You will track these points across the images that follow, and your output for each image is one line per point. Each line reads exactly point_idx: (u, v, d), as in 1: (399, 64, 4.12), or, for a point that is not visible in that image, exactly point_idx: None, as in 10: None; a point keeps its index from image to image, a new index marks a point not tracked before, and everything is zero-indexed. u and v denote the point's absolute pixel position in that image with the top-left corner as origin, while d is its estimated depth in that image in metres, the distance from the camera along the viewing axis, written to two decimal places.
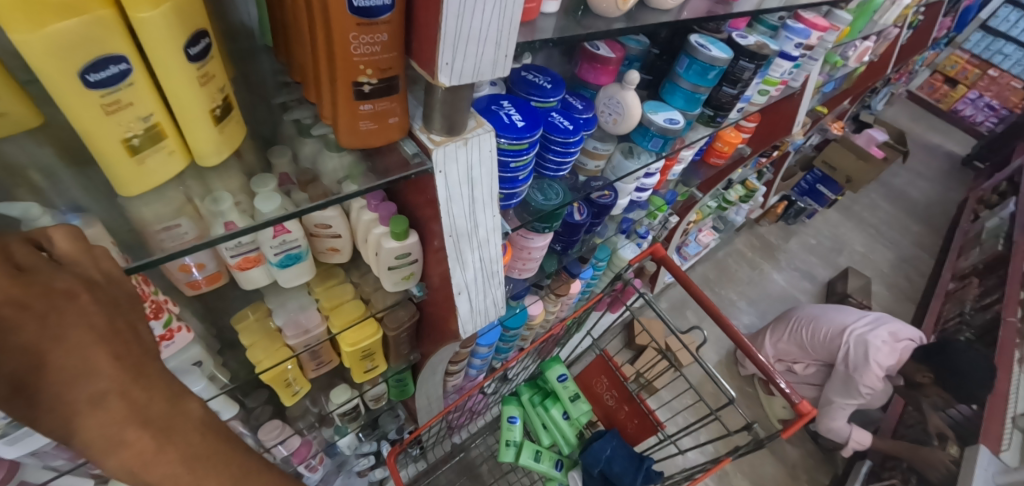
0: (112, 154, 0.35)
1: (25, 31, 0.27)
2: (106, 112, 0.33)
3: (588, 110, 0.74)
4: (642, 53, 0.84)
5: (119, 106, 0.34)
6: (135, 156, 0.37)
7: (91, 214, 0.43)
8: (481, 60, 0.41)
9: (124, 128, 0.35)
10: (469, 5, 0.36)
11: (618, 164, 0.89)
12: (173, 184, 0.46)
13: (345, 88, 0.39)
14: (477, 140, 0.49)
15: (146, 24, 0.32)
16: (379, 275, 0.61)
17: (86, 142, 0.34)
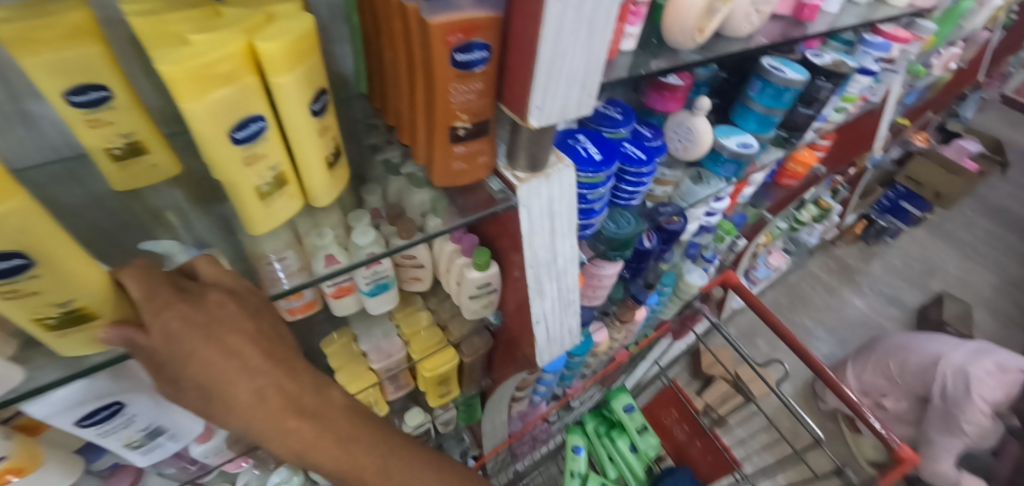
0: (246, 199, 0.40)
1: (194, 100, 0.32)
2: (245, 164, 0.37)
3: (658, 137, 0.74)
4: (711, 78, 0.83)
5: (255, 158, 0.38)
6: (265, 201, 0.41)
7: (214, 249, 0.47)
8: (568, 100, 0.43)
9: (258, 177, 0.39)
10: (559, 52, 0.38)
11: (688, 190, 0.89)
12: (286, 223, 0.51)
13: (443, 133, 0.43)
14: (559, 175, 0.51)
15: (282, 87, 0.36)
16: (459, 303, 0.63)
17: (227, 190, 0.39)
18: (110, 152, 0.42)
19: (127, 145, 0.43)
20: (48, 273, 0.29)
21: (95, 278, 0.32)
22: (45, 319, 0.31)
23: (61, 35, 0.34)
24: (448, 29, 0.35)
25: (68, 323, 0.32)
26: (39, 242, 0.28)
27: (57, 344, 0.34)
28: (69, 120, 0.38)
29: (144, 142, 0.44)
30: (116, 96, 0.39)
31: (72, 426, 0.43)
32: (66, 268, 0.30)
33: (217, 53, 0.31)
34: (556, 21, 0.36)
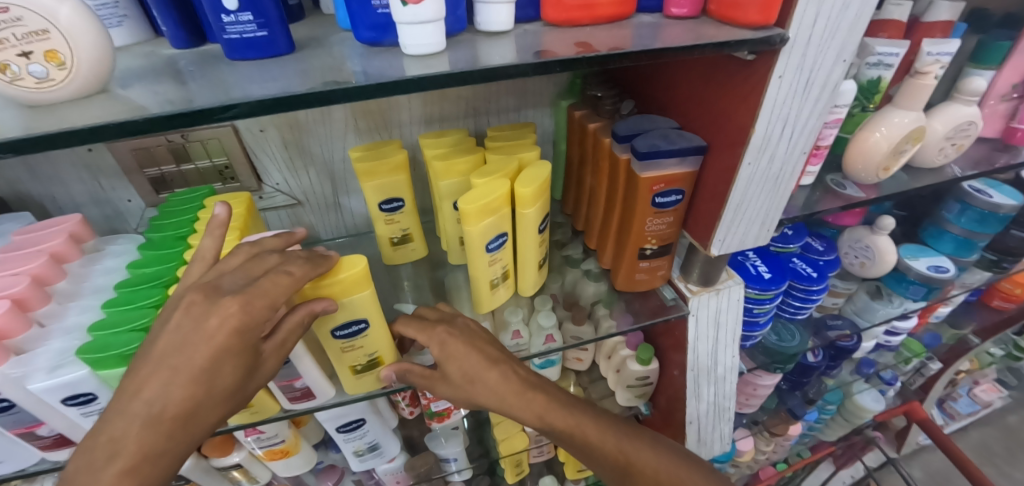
0: (481, 288, 0.53)
1: (473, 224, 0.46)
2: (488, 264, 0.51)
3: (832, 251, 0.73)
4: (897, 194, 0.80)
5: (494, 261, 0.51)
6: (493, 290, 0.54)
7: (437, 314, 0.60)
8: (747, 235, 0.49)
9: (493, 273, 0.52)
10: (746, 199, 0.46)
11: (864, 305, 0.86)
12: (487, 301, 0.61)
13: (633, 251, 0.53)
14: (728, 291, 0.57)
15: (525, 215, 0.49)
16: (614, 388, 0.72)
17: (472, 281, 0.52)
18: (391, 240, 0.59)
19: (401, 235, 0.59)
20: (372, 333, 0.45)
21: (385, 335, 0.46)
22: (358, 365, 0.46)
23: (388, 169, 0.52)
24: (654, 181, 0.46)
25: (367, 366, 0.47)
26: (374, 314, 0.44)
27: (355, 385, 0.48)
28: (376, 219, 0.56)
29: (411, 234, 0.59)
30: (406, 202, 0.56)
31: (333, 431, 0.58)
32: (380, 332, 0.45)
33: (494, 195, 0.46)
34: (745, 180, 0.44)
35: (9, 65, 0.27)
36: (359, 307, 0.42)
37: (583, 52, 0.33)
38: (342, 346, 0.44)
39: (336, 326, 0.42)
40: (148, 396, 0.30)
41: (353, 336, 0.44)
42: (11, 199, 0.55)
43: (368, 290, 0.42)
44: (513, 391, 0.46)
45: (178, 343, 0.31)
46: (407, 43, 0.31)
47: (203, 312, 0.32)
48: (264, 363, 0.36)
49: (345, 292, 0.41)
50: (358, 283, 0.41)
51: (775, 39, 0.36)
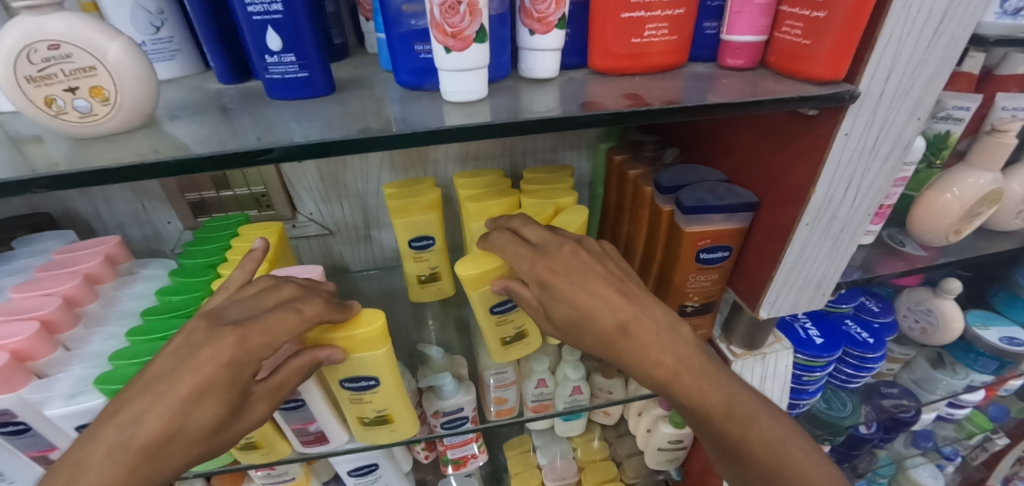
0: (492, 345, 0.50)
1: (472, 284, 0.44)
2: (497, 324, 0.48)
3: (888, 313, 0.67)
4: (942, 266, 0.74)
5: (506, 321, 0.48)
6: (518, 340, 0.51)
7: (458, 356, 0.58)
8: (801, 298, 0.45)
9: (504, 332, 0.49)
10: (802, 260, 0.42)
11: (924, 374, 0.76)
12: None
13: (672, 306, 0.49)
14: (775, 356, 0.52)
15: None
16: (644, 451, 0.67)
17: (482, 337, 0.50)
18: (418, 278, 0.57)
19: (429, 274, 0.56)
20: (383, 391, 0.42)
21: (397, 396, 0.43)
22: (366, 417, 0.44)
23: (419, 207, 0.51)
24: (699, 236, 0.43)
25: (376, 422, 0.44)
26: (386, 374, 0.41)
27: (362, 436, 0.45)
28: (404, 256, 0.55)
29: (440, 273, 0.57)
30: (436, 241, 0.54)
31: (344, 473, 0.55)
32: (394, 390, 0.42)
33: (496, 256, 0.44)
34: (802, 240, 0.41)
35: (55, 99, 0.28)
36: (371, 364, 0.40)
37: (632, 105, 0.31)
38: (351, 397, 0.42)
39: (346, 378, 0.40)
40: (129, 423, 0.29)
41: (363, 390, 0.41)
42: (58, 215, 0.57)
43: (384, 349, 0.39)
44: (680, 372, 0.37)
45: (165, 371, 0.30)
46: (448, 90, 0.30)
47: (197, 342, 0.31)
48: (257, 406, 0.34)
49: (359, 348, 0.39)
50: (372, 341, 0.38)
51: (845, 96, 0.33)
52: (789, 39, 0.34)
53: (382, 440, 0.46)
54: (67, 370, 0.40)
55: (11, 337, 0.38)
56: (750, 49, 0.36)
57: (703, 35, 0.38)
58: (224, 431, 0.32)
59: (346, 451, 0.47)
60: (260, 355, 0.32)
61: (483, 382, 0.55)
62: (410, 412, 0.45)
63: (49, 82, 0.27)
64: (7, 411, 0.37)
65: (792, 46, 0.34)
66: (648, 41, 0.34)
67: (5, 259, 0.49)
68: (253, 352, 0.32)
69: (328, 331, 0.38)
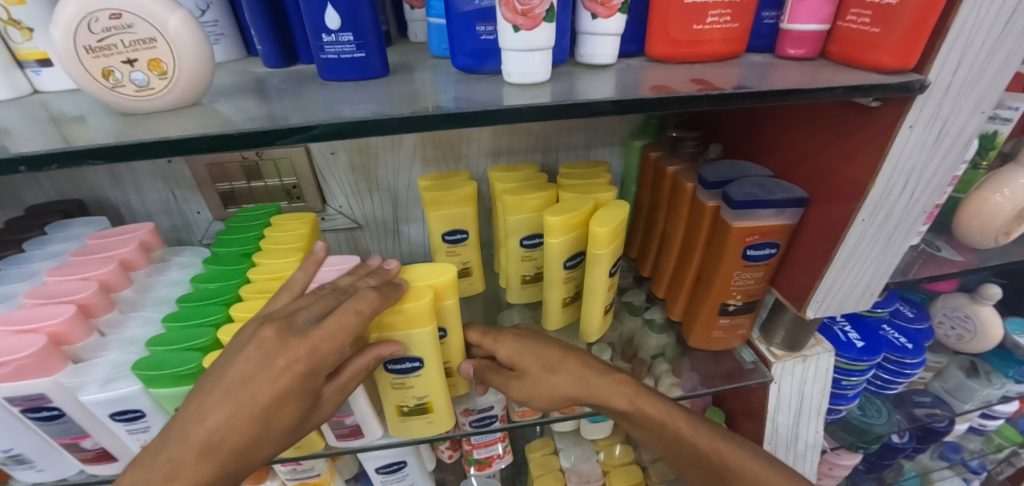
0: (553, 305, 0.51)
1: (555, 239, 0.45)
2: (564, 281, 0.49)
3: (923, 318, 0.65)
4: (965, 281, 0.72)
5: (570, 279, 0.50)
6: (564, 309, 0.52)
7: None
8: (848, 297, 0.44)
9: (565, 293, 0.50)
10: (854, 258, 0.41)
11: (957, 384, 0.74)
12: None
13: (713, 304, 0.48)
14: (817, 358, 0.51)
15: (599, 257, 0.45)
16: None
17: (545, 300, 0.51)
18: None
19: (462, 268, 0.56)
20: (426, 375, 0.41)
21: (437, 382, 0.42)
22: (405, 406, 0.43)
23: (455, 200, 0.51)
24: (747, 232, 0.42)
25: (415, 411, 0.43)
26: (430, 355, 0.40)
27: (398, 427, 0.44)
28: (435, 249, 0.54)
29: (471, 267, 0.56)
30: (470, 234, 0.54)
31: (371, 470, 0.54)
32: (436, 377, 0.42)
33: (573, 214, 0.45)
34: (856, 237, 0.40)
35: (113, 71, 0.27)
36: (420, 344, 0.39)
37: (703, 90, 0.30)
38: (393, 382, 0.41)
39: (390, 361, 0.39)
40: (220, 424, 0.29)
41: (406, 373, 0.40)
42: (90, 203, 0.56)
43: (429, 328, 0.38)
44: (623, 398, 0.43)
45: (244, 378, 0.29)
46: (511, 71, 0.29)
47: (273, 350, 0.30)
48: (327, 404, 0.34)
49: (406, 324, 0.38)
50: (420, 318, 0.38)
51: (914, 86, 0.31)
52: (856, 27, 0.33)
53: (417, 432, 0.45)
54: (102, 356, 0.39)
55: (49, 319, 0.37)
56: (812, 39, 0.35)
57: (761, 26, 0.38)
58: (299, 429, 0.33)
59: (379, 447, 0.46)
60: (330, 362, 0.32)
61: None
62: (448, 401, 0.44)
63: (107, 53, 0.27)
64: (42, 395, 0.36)
65: (859, 35, 0.33)
66: (709, 28, 0.33)
67: (39, 243, 0.49)
68: (325, 359, 0.32)
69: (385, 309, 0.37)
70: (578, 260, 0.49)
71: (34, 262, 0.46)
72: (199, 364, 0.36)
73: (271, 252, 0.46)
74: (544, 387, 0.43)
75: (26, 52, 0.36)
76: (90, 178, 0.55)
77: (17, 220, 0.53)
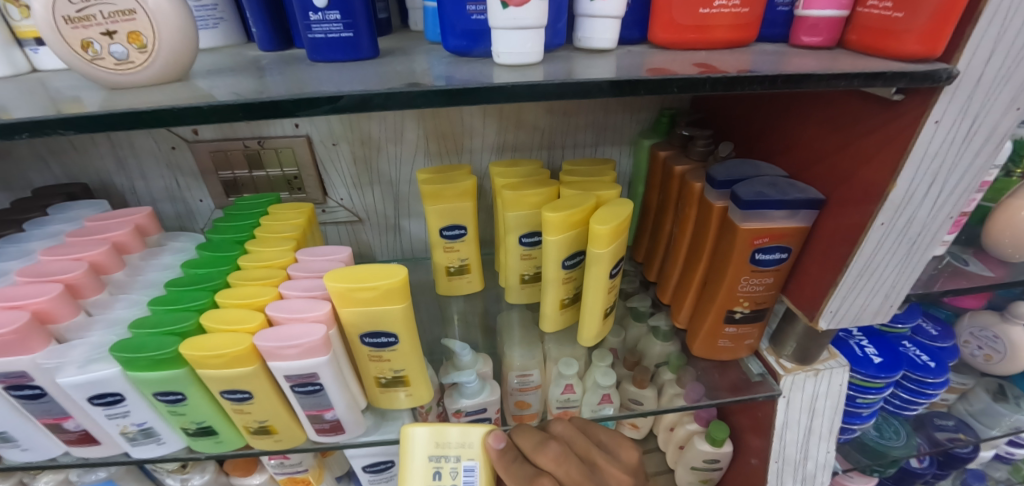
0: (551, 306, 0.49)
1: (553, 234, 0.43)
2: (562, 280, 0.47)
3: (948, 337, 0.61)
4: (996, 299, 0.67)
5: (569, 279, 0.48)
6: (563, 310, 0.50)
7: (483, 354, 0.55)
8: (866, 308, 0.41)
9: (564, 293, 0.48)
10: (872, 266, 0.38)
11: (983, 407, 0.70)
12: (539, 344, 0.54)
13: (720, 311, 0.46)
14: (829, 373, 0.48)
15: (598, 256, 0.43)
16: (675, 470, 0.64)
17: (543, 301, 0.49)
18: (448, 269, 0.54)
19: (459, 265, 0.54)
20: (401, 350, 0.40)
21: (412, 359, 0.41)
22: (383, 378, 0.42)
23: (454, 194, 0.49)
24: (757, 234, 0.40)
25: (392, 383, 0.42)
26: (406, 329, 0.39)
27: (376, 397, 0.44)
28: (433, 245, 0.53)
29: (469, 265, 0.55)
30: (467, 231, 0.52)
31: (360, 469, 0.53)
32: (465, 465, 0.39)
33: (572, 209, 0.43)
34: (875, 242, 0.37)
35: (92, 43, 0.27)
36: (394, 321, 0.38)
37: (706, 74, 0.28)
38: (370, 354, 0.40)
39: (366, 333, 0.38)
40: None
41: (382, 347, 0.40)
42: (94, 187, 0.57)
43: (402, 305, 0.38)
44: None
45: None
46: (500, 50, 0.28)
47: None
48: None
49: (381, 301, 0.37)
50: (392, 294, 0.37)
51: (941, 75, 0.29)
52: (876, 13, 0.31)
53: (397, 404, 0.44)
54: (86, 335, 0.39)
55: (34, 297, 0.37)
56: (829, 26, 0.33)
57: (774, 14, 0.36)
58: None
59: (362, 444, 0.44)
60: None
61: (507, 379, 0.52)
62: (427, 383, 0.44)
63: (87, 24, 0.26)
64: (24, 373, 0.36)
65: (881, 21, 0.31)
66: (715, 11, 0.31)
67: (39, 224, 0.49)
68: None
69: (353, 287, 0.36)
70: (577, 259, 0.47)
71: (30, 243, 0.46)
72: (177, 349, 0.35)
73: (264, 241, 0.46)
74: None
75: (24, 29, 0.37)
76: (95, 163, 0.55)
77: (22, 201, 0.53)
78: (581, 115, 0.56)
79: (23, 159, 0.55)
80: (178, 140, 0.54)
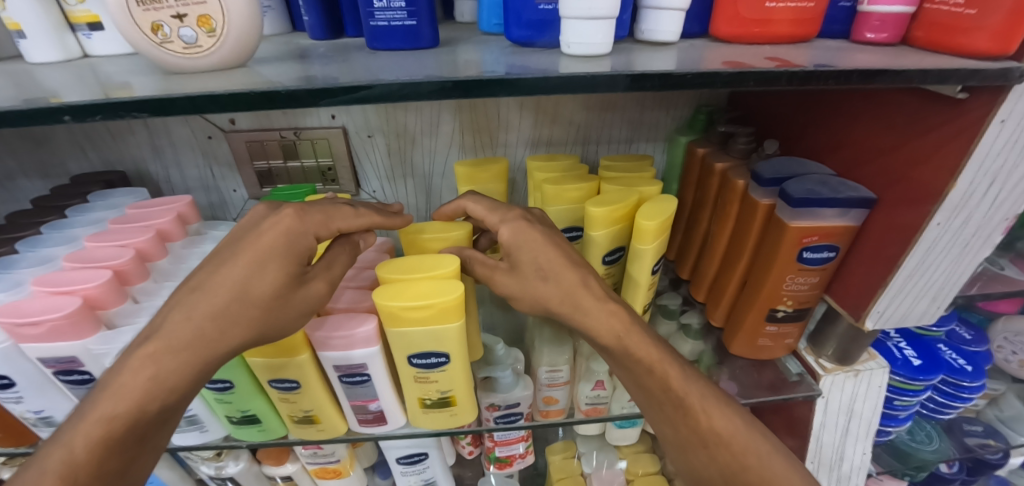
0: None
1: (599, 228, 0.43)
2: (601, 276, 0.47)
3: (982, 341, 0.60)
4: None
5: (608, 274, 0.47)
6: None
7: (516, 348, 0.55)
8: (914, 308, 0.40)
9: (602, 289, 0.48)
10: (924, 266, 0.38)
11: (1014, 413, 0.69)
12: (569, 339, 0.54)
13: (761, 310, 0.46)
14: (870, 375, 0.48)
15: (643, 252, 0.43)
16: None
17: None
18: None
19: None
20: (451, 370, 0.38)
21: (461, 382, 0.39)
22: (428, 399, 0.40)
23: (487, 177, 0.50)
24: (806, 232, 0.40)
25: (437, 404, 0.40)
26: (456, 349, 0.37)
27: (418, 419, 0.42)
28: None
29: None
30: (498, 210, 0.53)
31: (392, 461, 0.53)
32: (453, 327, 0.35)
33: (618, 203, 0.43)
34: (929, 242, 0.36)
35: (162, 26, 0.27)
36: (443, 339, 0.36)
37: (780, 66, 0.28)
38: (417, 375, 0.38)
39: (414, 354, 0.36)
40: None
41: (430, 368, 0.37)
42: (131, 176, 0.57)
43: (457, 323, 0.35)
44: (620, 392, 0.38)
45: None
46: (570, 41, 0.28)
47: None
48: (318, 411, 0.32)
49: (434, 319, 0.35)
50: (447, 312, 0.35)
51: (1015, 73, 0.28)
52: (946, 10, 0.31)
53: (442, 424, 0.42)
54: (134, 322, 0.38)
55: (85, 283, 0.37)
56: (895, 22, 0.33)
57: (836, 10, 0.36)
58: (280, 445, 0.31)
59: (401, 436, 0.43)
60: None
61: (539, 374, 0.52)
62: (473, 406, 0.42)
63: (157, 7, 0.26)
64: (75, 358, 0.36)
65: (949, 17, 0.31)
66: (780, 5, 0.31)
67: (80, 210, 0.49)
68: None
69: (406, 308, 0.34)
70: (618, 255, 0.46)
71: (73, 229, 0.46)
72: None
73: None
74: None
75: (78, 14, 0.37)
76: (133, 151, 0.55)
77: (62, 188, 0.54)
78: (618, 111, 0.56)
79: (63, 147, 0.55)
80: (215, 130, 0.54)
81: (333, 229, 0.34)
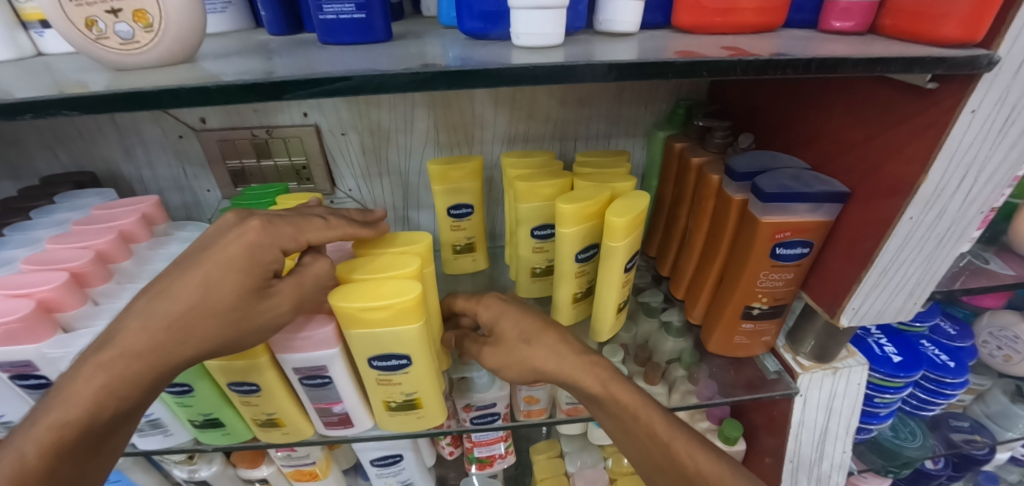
0: (563, 299, 0.48)
1: (570, 226, 0.42)
2: (575, 275, 0.46)
3: (966, 336, 0.59)
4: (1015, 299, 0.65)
5: (581, 273, 0.47)
6: (575, 305, 0.49)
7: None
8: (889, 304, 0.40)
9: (576, 287, 0.47)
10: (897, 261, 0.37)
11: (1000, 409, 0.68)
12: None
13: (737, 307, 0.45)
14: (848, 372, 0.47)
15: (614, 249, 0.42)
16: None
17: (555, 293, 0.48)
18: (453, 247, 0.54)
19: (465, 244, 0.54)
20: (414, 372, 0.37)
21: (427, 385, 0.38)
22: (393, 402, 0.39)
23: (461, 175, 0.49)
24: (779, 228, 0.39)
25: (404, 407, 0.40)
26: (418, 352, 0.36)
27: (385, 422, 0.41)
28: (440, 222, 0.52)
29: (475, 244, 0.54)
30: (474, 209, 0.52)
31: (367, 463, 0.53)
32: (414, 329, 0.35)
33: (589, 200, 0.42)
34: (902, 237, 0.36)
35: (97, 21, 0.26)
36: (405, 341, 0.35)
37: (737, 56, 0.27)
38: (379, 378, 0.37)
39: (375, 356, 0.36)
40: None
41: (393, 370, 0.37)
42: (103, 176, 0.57)
43: (417, 325, 0.35)
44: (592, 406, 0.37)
45: None
46: (520, 32, 0.27)
47: None
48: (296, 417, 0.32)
49: (393, 321, 0.34)
50: (405, 313, 0.34)
51: (982, 61, 0.27)
52: None
53: (410, 427, 0.42)
54: (92, 325, 0.38)
55: (41, 286, 0.36)
56: (861, 10, 0.32)
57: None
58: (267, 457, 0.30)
59: (370, 439, 0.43)
60: None
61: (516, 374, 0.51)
62: (441, 408, 0.41)
63: (90, 2, 0.25)
64: (29, 363, 0.35)
65: (915, 5, 0.30)
66: None
67: (46, 211, 0.48)
68: None
69: (363, 309, 0.33)
70: (591, 252, 0.46)
71: (37, 230, 0.45)
72: None
73: None
74: (517, 357, 0.38)
75: (29, 12, 0.36)
76: (103, 151, 0.55)
77: (31, 189, 0.53)
78: (596, 106, 0.55)
79: (31, 147, 0.54)
80: (185, 129, 0.53)
81: (302, 242, 0.34)
